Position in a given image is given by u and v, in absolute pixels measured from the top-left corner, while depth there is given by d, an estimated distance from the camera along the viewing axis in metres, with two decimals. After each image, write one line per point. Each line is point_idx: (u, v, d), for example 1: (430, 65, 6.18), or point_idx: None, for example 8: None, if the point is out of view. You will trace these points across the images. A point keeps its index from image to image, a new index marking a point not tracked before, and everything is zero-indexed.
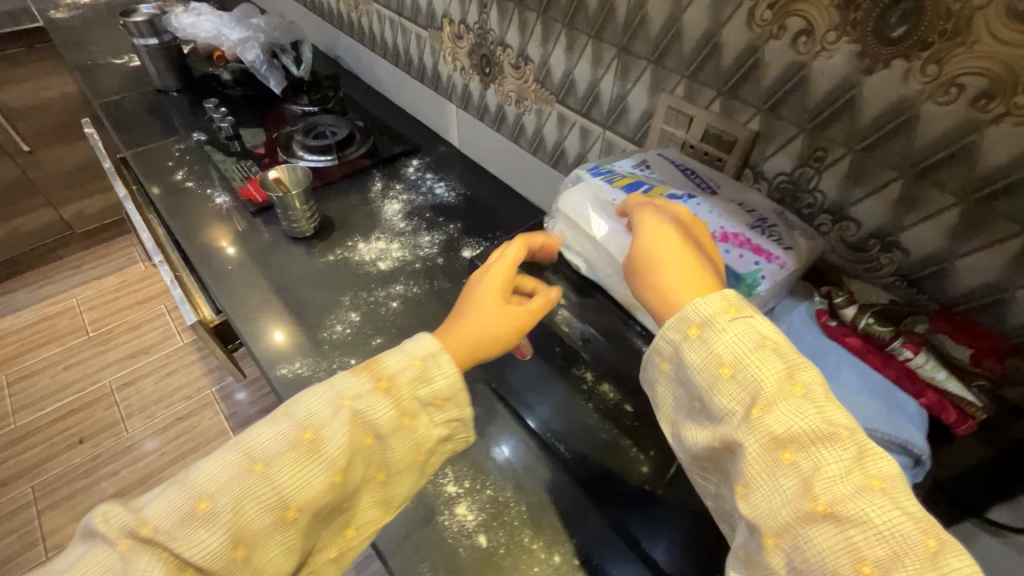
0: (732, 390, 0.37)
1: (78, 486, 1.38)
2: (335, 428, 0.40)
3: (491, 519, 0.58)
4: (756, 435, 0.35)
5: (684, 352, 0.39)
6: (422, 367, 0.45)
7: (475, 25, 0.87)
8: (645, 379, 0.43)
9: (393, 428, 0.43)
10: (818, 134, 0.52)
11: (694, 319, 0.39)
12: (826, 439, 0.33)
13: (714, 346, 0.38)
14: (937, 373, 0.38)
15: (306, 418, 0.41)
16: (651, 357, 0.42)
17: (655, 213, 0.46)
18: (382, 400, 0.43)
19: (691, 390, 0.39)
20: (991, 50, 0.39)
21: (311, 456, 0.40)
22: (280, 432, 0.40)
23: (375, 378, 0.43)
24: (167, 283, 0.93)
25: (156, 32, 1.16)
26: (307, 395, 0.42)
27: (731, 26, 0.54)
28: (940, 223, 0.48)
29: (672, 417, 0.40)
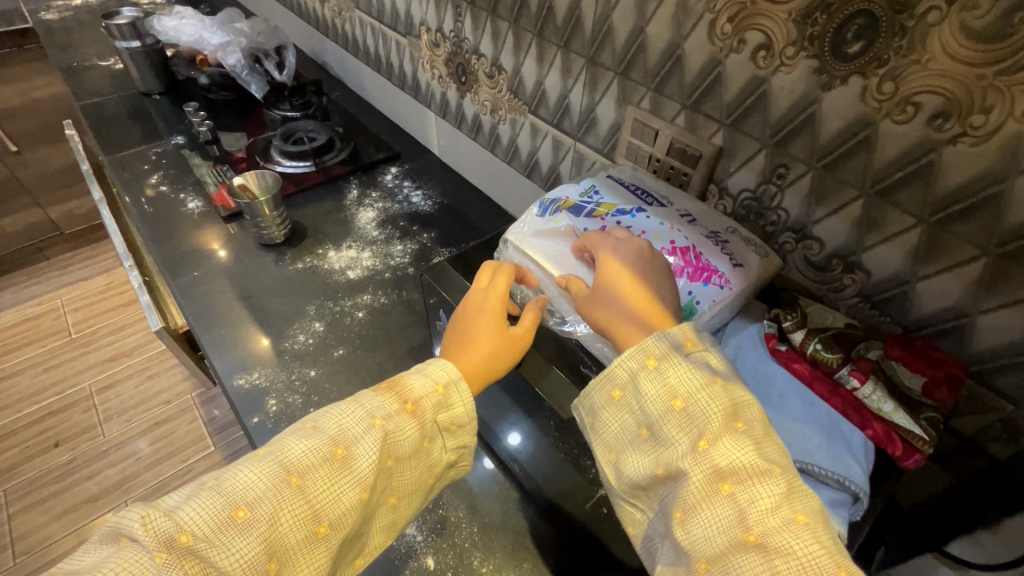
0: (679, 421, 0.36)
1: (51, 490, 1.36)
2: (369, 445, 0.40)
3: (441, 540, 0.57)
4: (700, 466, 0.34)
5: (637, 381, 0.38)
6: (445, 393, 0.44)
7: (450, 33, 0.86)
8: (587, 405, 0.40)
9: (415, 449, 0.42)
10: (779, 151, 0.51)
11: (654, 350, 0.37)
12: (765, 473, 0.33)
13: (668, 377, 0.37)
14: (883, 404, 0.38)
15: (337, 433, 0.40)
16: (600, 383, 0.39)
17: (611, 256, 0.43)
18: (409, 421, 0.42)
19: (638, 418, 0.37)
20: (945, 68, 0.38)
21: (342, 473, 0.39)
22: (314, 446, 0.39)
23: (403, 399, 0.42)
24: (134, 289, 0.91)
25: (139, 35, 1.18)
26: (336, 409, 0.41)
27: (693, 39, 0.52)
28: (901, 246, 0.46)
29: (612, 445, 0.38)
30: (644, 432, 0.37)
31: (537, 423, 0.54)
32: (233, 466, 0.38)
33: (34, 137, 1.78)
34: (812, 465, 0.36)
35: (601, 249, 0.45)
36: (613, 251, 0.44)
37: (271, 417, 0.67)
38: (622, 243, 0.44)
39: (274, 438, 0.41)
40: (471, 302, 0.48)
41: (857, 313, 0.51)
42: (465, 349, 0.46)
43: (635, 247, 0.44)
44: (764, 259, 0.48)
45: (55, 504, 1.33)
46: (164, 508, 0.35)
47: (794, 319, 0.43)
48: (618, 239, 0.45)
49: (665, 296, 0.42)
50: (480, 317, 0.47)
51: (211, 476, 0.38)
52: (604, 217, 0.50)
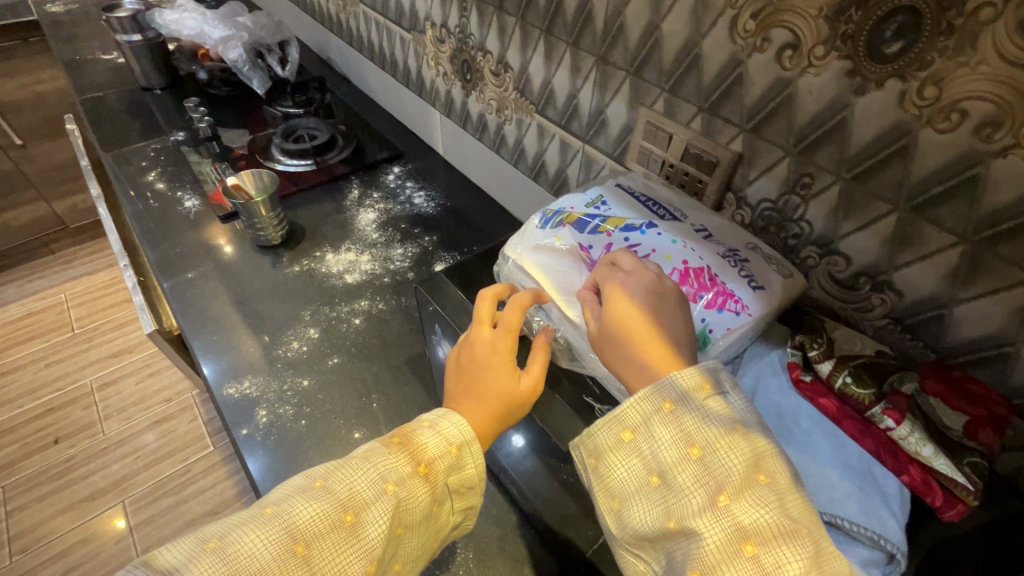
0: (697, 472, 0.33)
1: (50, 488, 1.35)
2: (380, 514, 0.38)
3: (434, 567, 0.54)
4: (718, 523, 0.32)
5: (651, 425, 0.36)
6: (458, 455, 0.43)
7: (456, 29, 0.83)
8: (591, 446, 0.38)
9: (424, 515, 0.41)
10: (804, 159, 0.47)
11: (670, 393, 0.35)
12: (791, 533, 0.30)
13: (685, 424, 0.35)
14: (922, 448, 0.35)
15: (347, 498, 0.38)
16: (609, 424, 0.37)
17: (622, 290, 0.40)
18: (421, 487, 0.40)
19: (649, 464, 0.35)
20: (997, 71, 0.34)
21: (350, 543, 0.37)
22: (323, 511, 0.37)
23: (415, 462, 0.41)
24: (128, 289, 0.88)
25: (140, 28, 1.16)
26: (346, 470, 0.39)
27: (712, 37, 0.48)
28: (937, 265, 0.42)
29: (617, 492, 0.36)
30: (654, 479, 0.35)
31: (538, 446, 0.51)
32: (236, 527, 0.36)
33: (39, 130, 1.77)
34: (842, 519, 0.33)
35: (611, 281, 0.41)
36: (623, 284, 0.41)
37: (261, 429, 0.64)
38: (633, 276, 0.41)
39: (280, 495, 0.39)
40: (478, 351, 0.45)
41: (885, 335, 0.48)
42: (476, 401, 0.44)
43: (647, 280, 0.40)
44: (787, 280, 0.44)
45: (53, 502, 1.32)
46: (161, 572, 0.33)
47: (820, 348, 0.40)
48: (630, 271, 0.42)
49: (675, 336, 0.39)
50: (490, 366, 0.44)
51: (213, 535, 0.36)
52: (611, 232, 0.47)
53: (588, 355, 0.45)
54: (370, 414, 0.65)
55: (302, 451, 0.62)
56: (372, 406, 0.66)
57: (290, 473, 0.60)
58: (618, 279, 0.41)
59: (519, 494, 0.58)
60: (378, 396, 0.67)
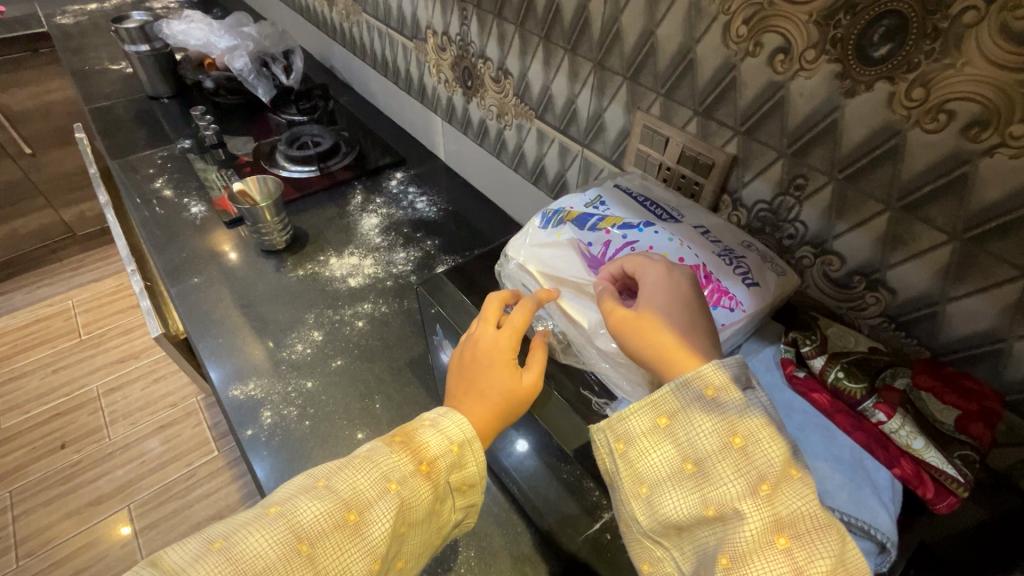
0: (737, 462, 0.34)
1: (56, 492, 1.36)
2: (385, 514, 0.39)
3: (435, 565, 0.55)
4: (757, 512, 0.33)
5: (690, 412, 0.36)
6: (459, 453, 0.43)
7: (457, 37, 0.84)
8: (621, 430, 0.38)
9: (427, 513, 0.42)
10: (798, 161, 0.47)
11: (714, 379, 0.36)
12: (827, 526, 0.32)
13: (727, 412, 0.35)
14: (913, 441, 0.35)
15: (353, 499, 0.39)
16: (645, 409, 0.38)
17: (653, 293, 0.40)
18: (423, 485, 0.41)
19: (684, 451, 0.36)
20: (983, 73, 0.35)
21: (354, 541, 0.37)
22: (326, 509, 0.38)
23: (418, 460, 0.42)
24: (135, 293, 0.89)
25: (147, 39, 1.17)
26: (348, 469, 0.40)
27: (706, 42, 0.49)
28: (929, 263, 0.43)
29: (646, 477, 0.36)
30: (689, 466, 0.35)
31: (538, 445, 0.51)
32: (240, 527, 0.37)
33: (47, 140, 1.80)
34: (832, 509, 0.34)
35: (644, 281, 0.41)
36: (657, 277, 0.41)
37: (265, 429, 0.65)
38: (666, 279, 0.41)
39: (283, 495, 0.39)
40: (482, 349, 0.46)
41: (880, 334, 0.48)
42: (475, 395, 0.45)
43: (678, 285, 0.41)
44: (780, 278, 0.45)
45: (60, 506, 1.33)
46: (167, 572, 0.34)
47: (813, 345, 0.41)
48: (666, 265, 0.42)
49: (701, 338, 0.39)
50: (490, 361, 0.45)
51: (218, 535, 0.36)
52: (609, 230, 0.48)
53: (588, 349, 0.46)
54: (372, 415, 0.66)
55: (304, 452, 0.63)
56: (374, 407, 0.67)
57: (294, 473, 0.61)
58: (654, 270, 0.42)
59: (520, 494, 0.59)
60: (380, 398, 0.68)
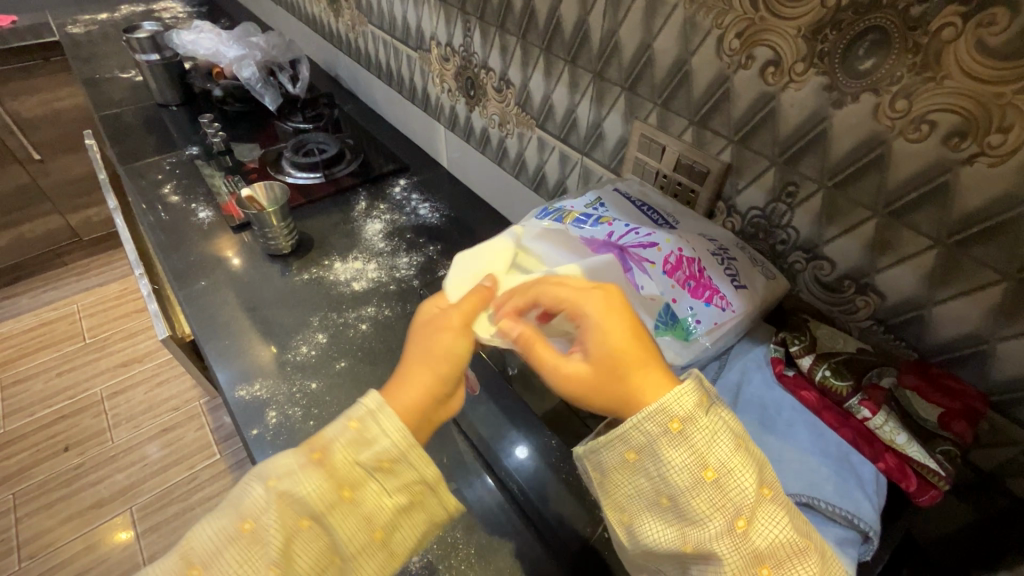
0: (711, 497, 0.33)
1: (58, 495, 1.37)
2: (272, 515, 0.34)
3: (436, 562, 0.56)
4: (736, 547, 0.33)
5: (658, 447, 0.35)
6: (358, 428, 0.37)
7: (460, 48, 0.87)
8: (597, 461, 0.37)
9: (332, 504, 0.35)
10: (789, 169, 0.49)
11: (678, 413, 0.34)
12: (802, 551, 0.33)
13: (696, 445, 0.34)
14: (896, 436, 0.37)
15: (246, 504, 0.35)
16: (614, 444, 0.36)
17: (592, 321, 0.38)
18: (315, 474, 0.35)
19: (658, 485, 0.35)
20: (961, 86, 0.37)
21: (248, 552, 0.33)
22: (219, 527, 0.34)
23: (308, 450, 0.36)
24: (143, 296, 0.91)
25: (157, 49, 1.21)
26: (245, 477, 0.37)
27: (701, 55, 0.51)
28: (915, 268, 0.44)
29: (628, 507, 0.36)
30: (665, 500, 0.35)
31: None
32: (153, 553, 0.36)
33: (56, 146, 1.83)
34: (819, 501, 0.35)
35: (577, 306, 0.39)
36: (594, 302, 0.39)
37: (271, 429, 0.66)
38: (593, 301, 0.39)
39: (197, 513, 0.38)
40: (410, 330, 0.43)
41: (870, 337, 0.50)
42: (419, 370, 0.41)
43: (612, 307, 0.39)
44: (768, 281, 0.46)
45: (62, 509, 1.34)
46: None
47: (801, 344, 0.43)
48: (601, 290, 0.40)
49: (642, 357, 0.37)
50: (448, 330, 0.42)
51: None
52: (612, 223, 0.50)
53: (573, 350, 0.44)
54: None
55: None
56: None
57: None
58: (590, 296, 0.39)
59: (520, 494, 0.60)
60: None
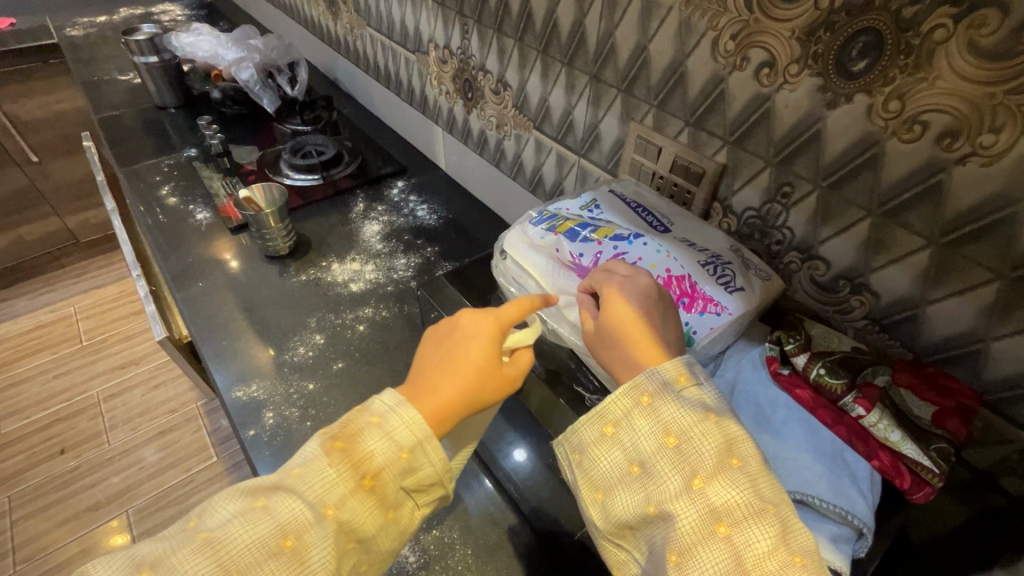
0: (674, 460, 0.35)
1: (54, 497, 1.36)
2: (324, 542, 0.36)
3: (433, 562, 0.55)
4: (696, 505, 0.34)
5: (631, 417, 0.38)
6: (410, 459, 0.39)
7: (458, 50, 0.87)
8: (575, 441, 0.40)
9: (378, 525, 0.38)
10: (784, 169, 0.50)
11: (648, 387, 0.38)
12: (760, 513, 0.33)
13: (661, 413, 0.37)
14: (890, 434, 0.37)
15: (287, 520, 0.36)
16: (593, 419, 0.40)
17: (619, 292, 0.42)
18: (366, 501, 0.38)
19: (629, 454, 0.37)
20: (953, 86, 0.37)
21: (294, 567, 0.35)
22: (260, 537, 0.36)
23: (359, 475, 0.38)
24: (141, 297, 0.91)
25: (157, 50, 1.20)
26: (286, 489, 0.37)
27: (696, 56, 0.52)
28: (909, 268, 0.44)
29: (601, 483, 0.38)
30: (635, 469, 0.37)
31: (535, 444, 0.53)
32: (172, 553, 0.35)
33: (54, 148, 1.83)
34: (814, 498, 0.36)
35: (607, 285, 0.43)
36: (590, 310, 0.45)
37: (268, 430, 0.66)
38: (631, 280, 0.43)
39: (219, 518, 0.37)
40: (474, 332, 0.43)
41: (866, 336, 0.50)
42: (437, 383, 0.41)
43: (643, 285, 0.43)
44: (765, 283, 0.47)
45: (58, 511, 1.33)
46: None
47: (796, 343, 0.43)
48: (628, 272, 0.44)
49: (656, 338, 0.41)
50: (475, 336, 0.43)
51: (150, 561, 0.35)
52: (602, 241, 0.50)
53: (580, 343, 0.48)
54: None
55: None
56: None
57: None
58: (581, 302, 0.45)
59: (517, 494, 0.60)
60: None
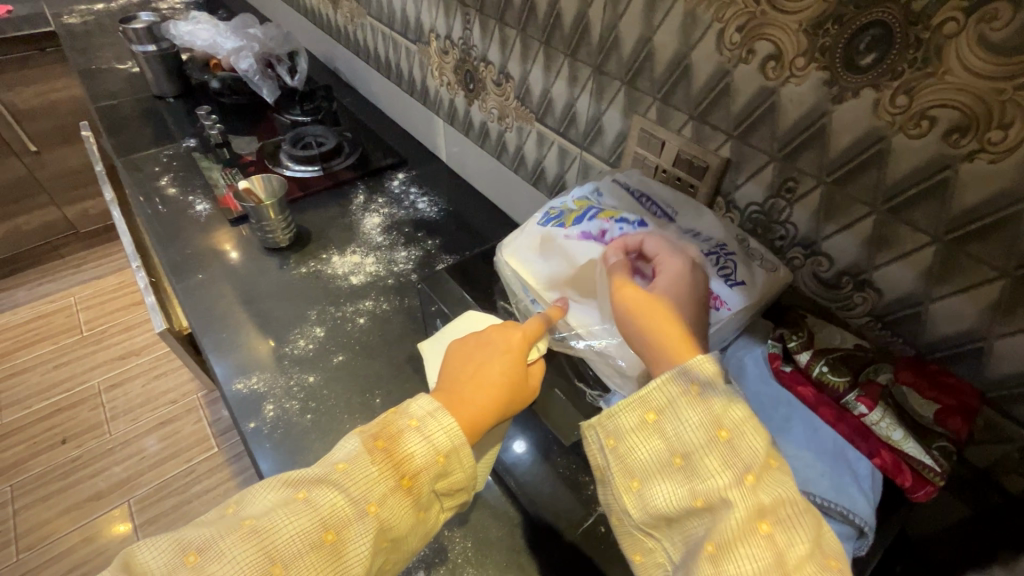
0: (721, 454, 0.35)
1: (56, 487, 1.37)
2: (363, 538, 0.36)
3: (433, 555, 0.56)
4: (743, 500, 0.33)
5: (676, 407, 0.37)
6: (445, 463, 0.40)
7: (459, 40, 0.86)
8: (613, 427, 0.39)
9: (411, 525, 0.39)
10: (788, 164, 0.49)
11: (697, 376, 0.37)
12: (805, 515, 0.32)
13: (711, 406, 0.36)
14: (892, 432, 0.37)
15: (330, 514, 0.36)
16: (633, 406, 0.39)
17: (671, 282, 0.43)
18: (405, 501, 0.38)
19: (672, 445, 0.37)
20: (962, 81, 0.36)
21: (331, 563, 0.35)
22: (303, 528, 0.35)
23: (400, 474, 0.38)
24: (141, 289, 0.91)
25: (154, 39, 1.19)
26: (330, 482, 0.37)
27: (701, 49, 0.51)
28: (913, 264, 0.44)
29: (638, 471, 0.37)
30: (677, 459, 0.36)
31: None
32: (216, 539, 0.35)
33: (52, 137, 1.82)
34: (816, 496, 0.36)
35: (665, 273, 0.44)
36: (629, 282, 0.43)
37: (268, 423, 0.66)
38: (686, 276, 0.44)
39: (261, 507, 0.37)
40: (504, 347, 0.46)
41: (868, 333, 0.50)
42: (474, 395, 0.43)
43: (694, 285, 0.43)
44: (769, 275, 0.46)
45: (59, 501, 1.34)
46: None
47: (799, 340, 0.43)
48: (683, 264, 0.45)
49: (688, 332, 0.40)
50: (506, 351, 0.45)
51: (193, 545, 0.34)
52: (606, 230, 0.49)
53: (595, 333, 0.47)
54: (372, 409, 0.68)
55: (306, 445, 0.64)
56: (375, 401, 0.68)
57: (296, 467, 0.62)
58: (620, 274, 0.44)
59: (517, 488, 0.60)
60: (381, 392, 0.70)
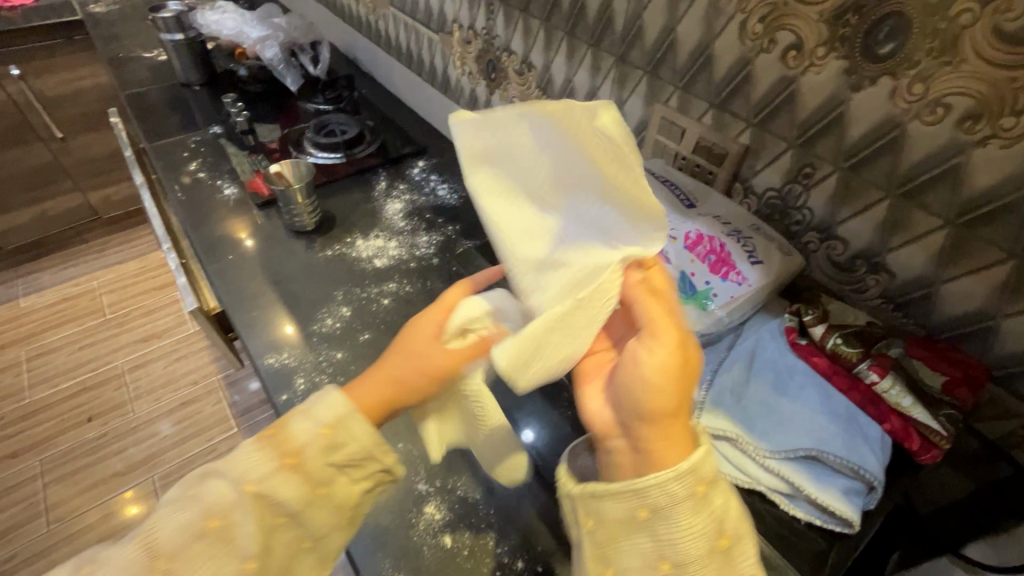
0: (714, 563, 0.35)
1: (83, 462, 1.42)
2: (247, 517, 0.37)
3: (458, 520, 0.58)
4: None
5: (676, 513, 0.34)
6: (330, 435, 0.41)
7: (482, 31, 0.88)
8: (597, 510, 0.36)
9: (307, 501, 0.40)
10: (806, 151, 0.51)
11: (705, 479, 0.34)
12: None
13: (712, 512, 0.35)
14: (901, 399, 0.39)
15: (211, 503, 0.37)
16: (626, 499, 0.35)
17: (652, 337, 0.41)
18: (291, 478, 0.39)
19: (663, 551, 0.34)
20: (975, 70, 0.38)
21: (222, 549, 0.37)
22: (188, 522, 0.37)
23: (281, 454, 0.39)
24: (172, 270, 0.96)
25: (182, 28, 1.22)
26: (212, 475, 0.39)
27: (723, 38, 0.53)
28: (926, 247, 0.46)
29: (617, 561, 0.36)
30: (664, 565, 0.34)
31: None
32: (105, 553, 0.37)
33: (78, 124, 1.86)
34: (829, 454, 0.38)
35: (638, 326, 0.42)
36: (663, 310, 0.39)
37: (299, 395, 0.69)
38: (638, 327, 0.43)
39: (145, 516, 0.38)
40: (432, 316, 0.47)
41: (880, 314, 0.52)
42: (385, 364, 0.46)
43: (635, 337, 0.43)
44: (787, 256, 0.49)
45: (86, 476, 1.39)
46: None
47: (814, 314, 0.45)
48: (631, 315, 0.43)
49: None
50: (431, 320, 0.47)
51: (87, 560, 0.37)
52: None
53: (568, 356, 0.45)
54: None
55: None
56: None
57: None
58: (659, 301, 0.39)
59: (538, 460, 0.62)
60: None
